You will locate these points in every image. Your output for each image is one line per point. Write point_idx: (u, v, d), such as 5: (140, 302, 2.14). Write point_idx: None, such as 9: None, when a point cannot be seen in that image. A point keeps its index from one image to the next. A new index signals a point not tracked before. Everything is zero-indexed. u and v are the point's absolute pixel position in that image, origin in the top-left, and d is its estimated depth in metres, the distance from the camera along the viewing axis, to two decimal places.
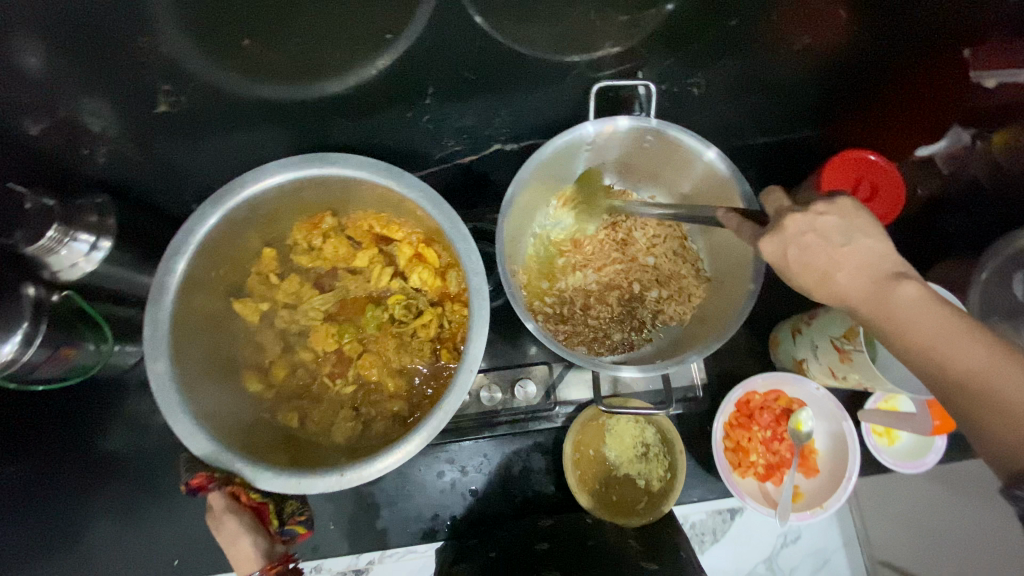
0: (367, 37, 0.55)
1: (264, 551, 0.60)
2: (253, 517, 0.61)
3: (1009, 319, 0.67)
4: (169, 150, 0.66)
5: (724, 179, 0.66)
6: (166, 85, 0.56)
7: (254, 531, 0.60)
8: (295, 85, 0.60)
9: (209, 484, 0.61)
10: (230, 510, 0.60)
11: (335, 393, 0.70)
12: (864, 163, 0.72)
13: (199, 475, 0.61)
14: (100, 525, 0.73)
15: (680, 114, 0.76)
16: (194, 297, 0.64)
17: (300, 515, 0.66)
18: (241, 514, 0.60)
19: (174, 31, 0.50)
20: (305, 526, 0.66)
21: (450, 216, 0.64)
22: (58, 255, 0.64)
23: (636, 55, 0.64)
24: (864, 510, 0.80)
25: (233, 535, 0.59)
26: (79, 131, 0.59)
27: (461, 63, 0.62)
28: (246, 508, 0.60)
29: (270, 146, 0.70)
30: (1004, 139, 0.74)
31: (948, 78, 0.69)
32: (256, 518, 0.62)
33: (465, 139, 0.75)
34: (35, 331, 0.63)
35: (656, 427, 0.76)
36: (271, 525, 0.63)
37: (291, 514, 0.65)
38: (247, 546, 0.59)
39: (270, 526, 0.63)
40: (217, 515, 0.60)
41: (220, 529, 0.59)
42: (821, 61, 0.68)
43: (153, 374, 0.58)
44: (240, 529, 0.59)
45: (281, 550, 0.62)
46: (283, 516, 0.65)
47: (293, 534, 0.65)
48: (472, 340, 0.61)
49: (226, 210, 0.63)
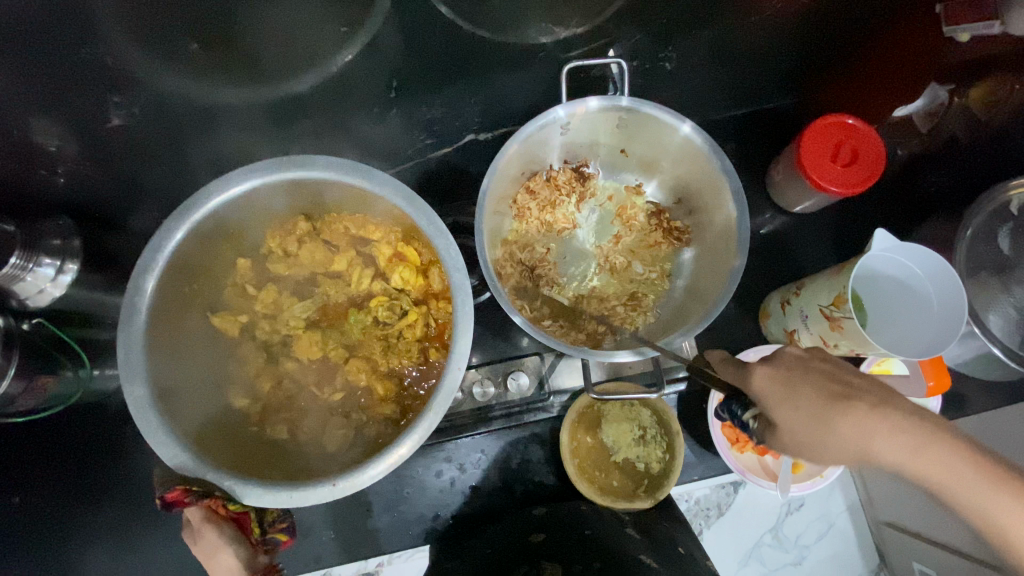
0: (323, 34, 0.53)
1: (246, 562, 0.60)
2: (234, 530, 0.61)
3: (997, 274, 0.68)
4: (129, 165, 0.64)
5: (701, 153, 0.65)
6: (117, 96, 0.54)
7: (236, 542, 0.60)
8: (254, 88, 0.58)
9: (186, 497, 0.59)
10: (209, 522, 0.60)
11: (324, 400, 0.69)
12: (844, 128, 0.71)
13: (176, 488, 0.59)
14: (95, 553, 0.72)
15: (654, 90, 0.75)
16: (168, 314, 0.62)
17: (281, 523, 0.66)
18: (222, 527, 0.60)
19: (120, 41, 0.48)
20: (287, 533, 0.67)
21: (426, 212, 0.63)
22: (23, 282, 0.63)
23: (603, 33, 0.63)
24: (863, 470, 0.81)
25: (213, 548, 0.59)
26: (34, 152, 0.57)
27: (425, 54, 0.60)
28: (225, 520, 0.60)
29: (236, 153, 0.68)
30: (984, 93, 0.73)
31: (921, 34, 0.68)
32: (237, 529, 0.61)
33: (436, 131, 0.73)
34: (8, 363, 0.62)
35: (651, 410, 0.75)
36: (252, 534, 0.63)
37: (271, 522, 0.66)
38: (229, 558, 0.59)
39: (252, 536, 0.63)
40: (196, 528, 0.60)
41: (199, 541, 0.59)
42: (791, 26, 0.66)
43: (131, 397, 0.56)
44: (220, 542, 0.59)
45: (264, 561, 0.62)
46: (264, 524, 0.65)
47: (276, 542, 0.66)
48: (458, 337, 0.60)
49: (193, 222, 0.61)
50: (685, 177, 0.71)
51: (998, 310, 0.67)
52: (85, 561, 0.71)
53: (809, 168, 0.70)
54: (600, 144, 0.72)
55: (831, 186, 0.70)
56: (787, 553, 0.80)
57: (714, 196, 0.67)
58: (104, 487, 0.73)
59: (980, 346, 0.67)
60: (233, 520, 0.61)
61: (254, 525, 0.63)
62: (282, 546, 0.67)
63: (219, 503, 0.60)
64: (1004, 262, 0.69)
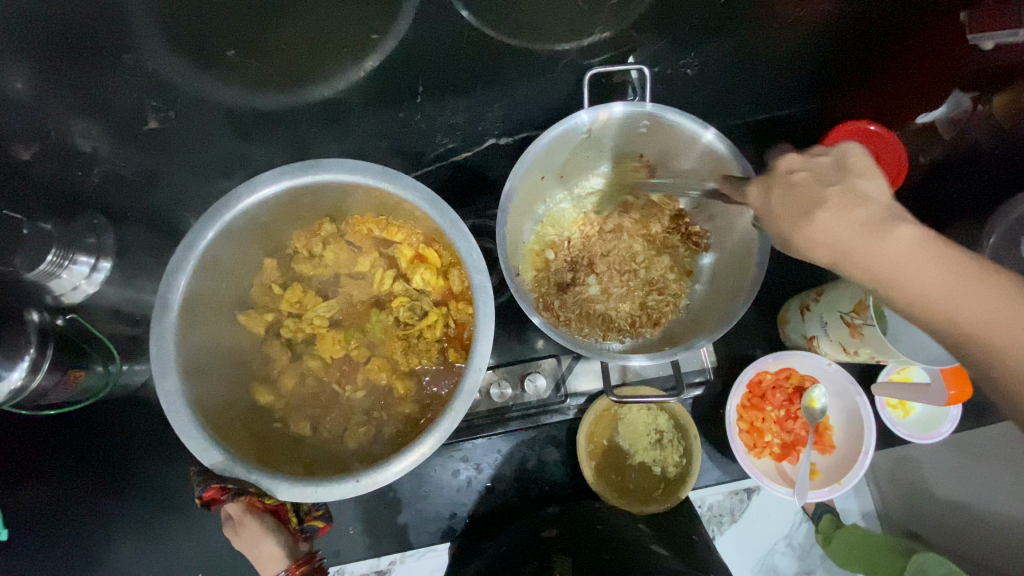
0: (352, 39, 0.55)
1: (285, 551, 0.61)
2: (272, 520, 0.63)
3: None
4: (162, 166, 0.65)
5: (724, 161, 0.65)
6: (154, 100, 0.56)
7: (276, 532, 0.62)
8: (284, 91, 0.59)
9: (222, 495, 0.61)
10: (249, 512, 0.63)
11: (345, 399, 0.70)
12: (866, 135, 0.71)
13: (212, 488, 0.61)
14: (122, 544, 0.73)
15: (674, 95, 0.75)
16: (198, 311, 0.64)
17: (317, 511, 0.67)
18: (263, 518, 0.63)
19: (159, 47, 0.50)
20: (325, 520, 0.69)
21: (449, 216, 0.64)
22: (59, 279, 0.64)
23: (626, 39, 0.63)
24: (882, 480, 0.81)
25: (254, 538, 0.61)
26: (73, 153, 0.59)
27: (450, 60, 0.61)
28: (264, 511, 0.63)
29: (264, 156, 0.69)
30: (1006, 100, 0.69)
31: (945, 44, 0.67)
32: (275, 519, 0.64)
33: (458, 135, 0.74)
34: (42, 357, 0.62)
35: (668, 414, 0.76)
36: (291, 523, 0.65)
37: (308, 511, 0.67)
38: (271, 547, 0.61)
39: (291, 524, 0.65)
40: (238, 520, 0.62)
41: (240, 532, 0.62)
42: (814, 32, 0.67)
43: (162, 392, 0.58)
44: (261, 532, 0.61)
45: (304, 550, 0.63)
46: (302, 513, 0.66)
47: (314, 529, 0.68)
48: (479, 338, 0.61)
49: (224, 223, 0.63)
50: (705, 184, 0.71)
51: None
52: (112, 551, 0.73)
53: None
54: (628, 153, 0.73)
55: None
56: (801, 561, 0.80)
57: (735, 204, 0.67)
58: (130, 481, 0.74)
59: None
60: (272, 510, 0.64)
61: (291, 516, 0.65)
62: (320, 533, 0.69)
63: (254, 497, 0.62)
64: None
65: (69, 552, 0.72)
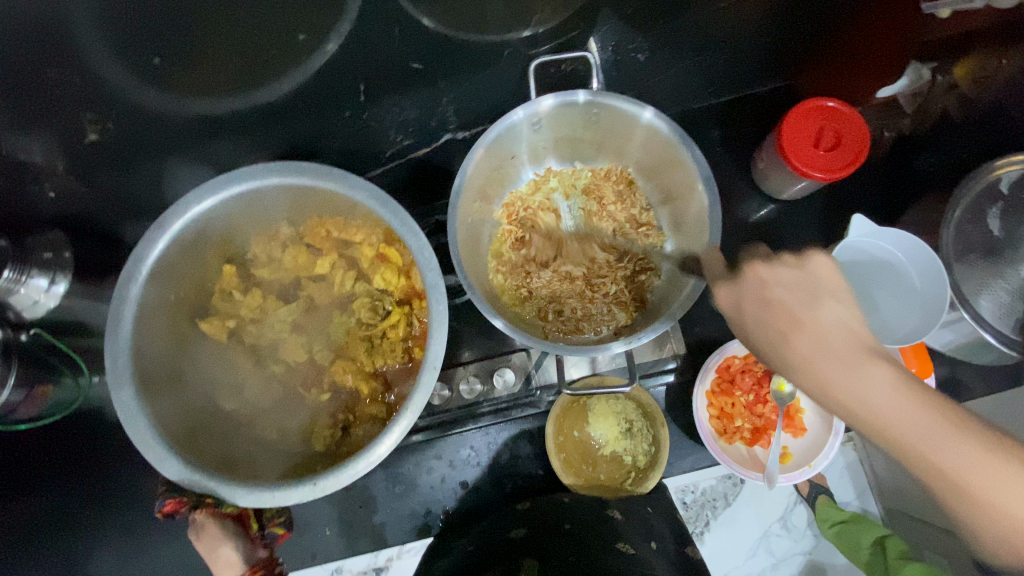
0: (284, 44, 0.53)
1: (246, 554, 0.63)
2: (234, 525, 0.64)
3: (986, 257, 0.66)
4: (113, 179, 0.65)
5: (668, 140, 0.64)
6: (90, 113, 0.55)
7: (235, 537, 0.63)
8: (224, 98, 0.58)
9: (181, 508, 0.63)
10: (210, 517, 0.63)
11: (311, 401, 0.71)
12: (826, 112, 0.70)
13: (172, 501, 0.63)
14: (104, 553, 0.75)
15: (629, 81, 0.75)
16: (154, 320, 0.64)
17: (280, 517, 0.70)
18: (223, 522, 0.63)
19: (89, 58, 0.49)
20: (285, 526, 0.70)
21: (398, 214, 0.64)
22: (17, 294, 0.64)
23: (571, 27, 0.63)
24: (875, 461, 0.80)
25: (214, 542, 0.62)
26: (20, 169, 0.58)
27: (392, 59, 0.60)
28: (227, 515, 0.63)
29: (216, 163, 0.69)
30: (966, 71, 0.73)
31: (900, 14, 0.65)
32: (238, 524, 0.64)
33: (412, 132, 0.74)
34: (8, 373, 0.64)
35: (636, 403, 0.76)
36: (252, 528, 0.66)
37: (270, 518, 0.69)
38: (229, 553, 0.62)
39: (250, 530, 0.65)
40: (200, 525, 0.63)
41: (201, 536, 0.62)
42: (763, 12, 0.65)
43: (119, 402, 0.58)
44: (222, 535, 0.62)
45: (263, 555, 0.64)
46: (263, 520, 0.68)
47: (276, 535, 0.69)
48: (433, 337, 0.60)
49: (174, 232, 0.63)
50: (656, 164, 0.71)
51: (989, 293, 0.65)
52: (94, 561, 0.75)
53: (791, 154, 0.69)
54: (577, 138, 0.72)
55: (816, 171, 0.69)
56: (796, 542, 0.79)
57: (686, 184, 0.66)
58: (108, 492, 0.76)
59: (970, 330, 0.65)
60: (233, 516, 0.64)
61: (252, 522, 0.66)
62: (281, 537, 0.70)
63: (207, 512, 0.62)
64: (994, 244, 0.66)
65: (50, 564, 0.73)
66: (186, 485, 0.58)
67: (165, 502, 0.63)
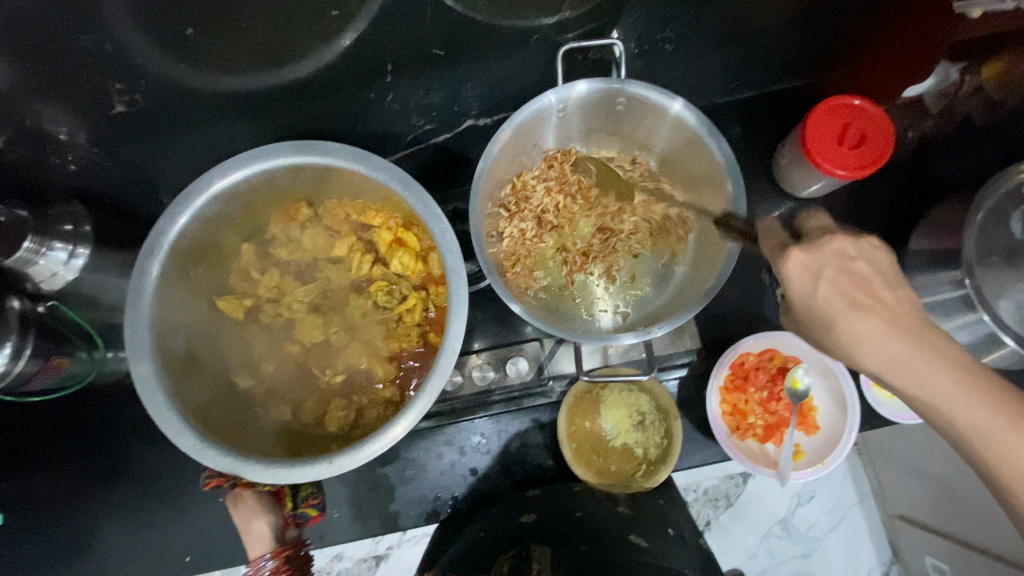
0: (315, 19, 0.53)
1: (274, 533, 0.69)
2: (270, 500, 0.71)
3: (1010, 260, 0.65)
4: (137, 153, 0.65)
5: (695, 132, 0.65)
6: (118, 84, 0.54)
7: (270, 513, 0.70)
8: (251, 74, 0.58)
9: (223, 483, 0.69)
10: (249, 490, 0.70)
11: (323, 382, 0.70)
12: (851, 110, 0.69)
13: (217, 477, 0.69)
14: (111, 529, 0.75)
15: (654, 72, 0.75)
16: (172, 296, 0.64)
17: (314, 500, 0.73)
18: (261, 498, 0.70)
19: (122, 27, 0.48)
20: (318, 509, 0.74)
21: (420, 197, 0.63)
22: (37, 266, 0.64)
23: (600, 14, 0.63)
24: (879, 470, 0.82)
25: (250, 514, 0.69)
26: (44, 138, 0.58)
27: (420, 40, 0.60)
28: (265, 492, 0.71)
29: (238, 140, 0.69)
30: (997, 70, 0.71)
31: (934, 10, 0.64)
32: (274, 501, 0.71)
33: (434, 117, 0.74)
34: (24, 344, 0.65)
35: (649, 396, 0.76)
36: (286, 507, 0.72)
37: (305, 498, 0.73)
38: (262, 526, 0.69)
39: (285, 509, 0.72)
40: (239, 495, 0.70)
41: (239, 506, 0.70)
42: (794, 6, 0.65)
43: (137, 374, 0.58)
44: (256, 510, 0.69)
45: (292, 535, 0.71)
46: (298, 500, 0.72)
47: (307, 516, 0.73)
48: (452, 321, 0.60)
49: (197, 207, 0.63)
50: (682, 154, 0.71)
51: (1010, 295, 0.64)
52: (101, 537, 0.74)
53: (815, 153, 0.69)
54: (600, 129, 0.73)
55: (840, 169, 0.68)
56: (795, 544, 0.82)
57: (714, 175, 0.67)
58: (117, 467, 0.75)
59: (990, 332, 0.64)
60: (270, 491, 0.72)
61: (288, 500, 0.72)
62: (313, 519, 0.74)
63: (246, 488, 0.70)
64: (1014, 247, 0.65)
65: (62, 535, 0.74)
66: (199, 458, 0.58)
67: (211, 478, 0.69)
